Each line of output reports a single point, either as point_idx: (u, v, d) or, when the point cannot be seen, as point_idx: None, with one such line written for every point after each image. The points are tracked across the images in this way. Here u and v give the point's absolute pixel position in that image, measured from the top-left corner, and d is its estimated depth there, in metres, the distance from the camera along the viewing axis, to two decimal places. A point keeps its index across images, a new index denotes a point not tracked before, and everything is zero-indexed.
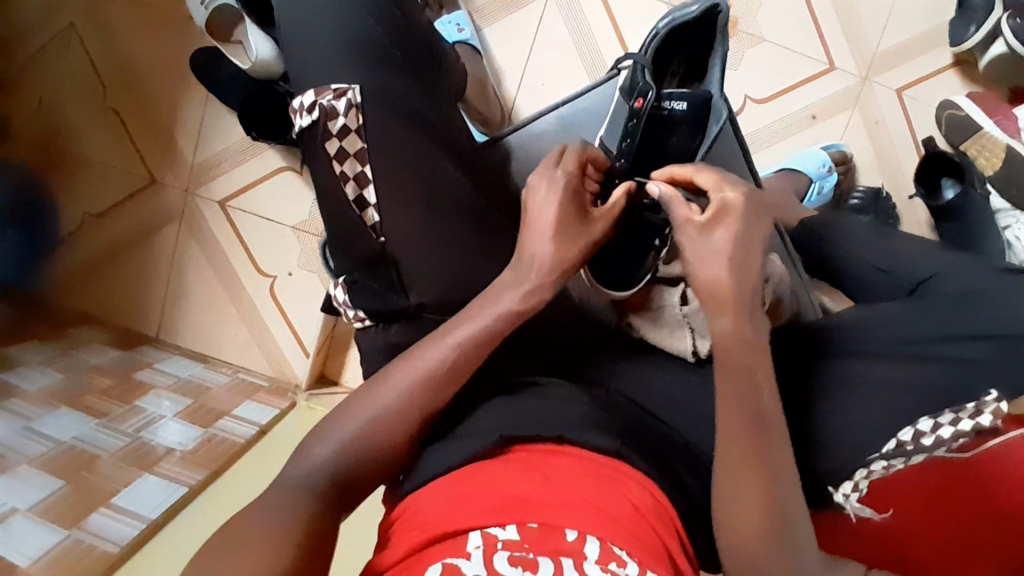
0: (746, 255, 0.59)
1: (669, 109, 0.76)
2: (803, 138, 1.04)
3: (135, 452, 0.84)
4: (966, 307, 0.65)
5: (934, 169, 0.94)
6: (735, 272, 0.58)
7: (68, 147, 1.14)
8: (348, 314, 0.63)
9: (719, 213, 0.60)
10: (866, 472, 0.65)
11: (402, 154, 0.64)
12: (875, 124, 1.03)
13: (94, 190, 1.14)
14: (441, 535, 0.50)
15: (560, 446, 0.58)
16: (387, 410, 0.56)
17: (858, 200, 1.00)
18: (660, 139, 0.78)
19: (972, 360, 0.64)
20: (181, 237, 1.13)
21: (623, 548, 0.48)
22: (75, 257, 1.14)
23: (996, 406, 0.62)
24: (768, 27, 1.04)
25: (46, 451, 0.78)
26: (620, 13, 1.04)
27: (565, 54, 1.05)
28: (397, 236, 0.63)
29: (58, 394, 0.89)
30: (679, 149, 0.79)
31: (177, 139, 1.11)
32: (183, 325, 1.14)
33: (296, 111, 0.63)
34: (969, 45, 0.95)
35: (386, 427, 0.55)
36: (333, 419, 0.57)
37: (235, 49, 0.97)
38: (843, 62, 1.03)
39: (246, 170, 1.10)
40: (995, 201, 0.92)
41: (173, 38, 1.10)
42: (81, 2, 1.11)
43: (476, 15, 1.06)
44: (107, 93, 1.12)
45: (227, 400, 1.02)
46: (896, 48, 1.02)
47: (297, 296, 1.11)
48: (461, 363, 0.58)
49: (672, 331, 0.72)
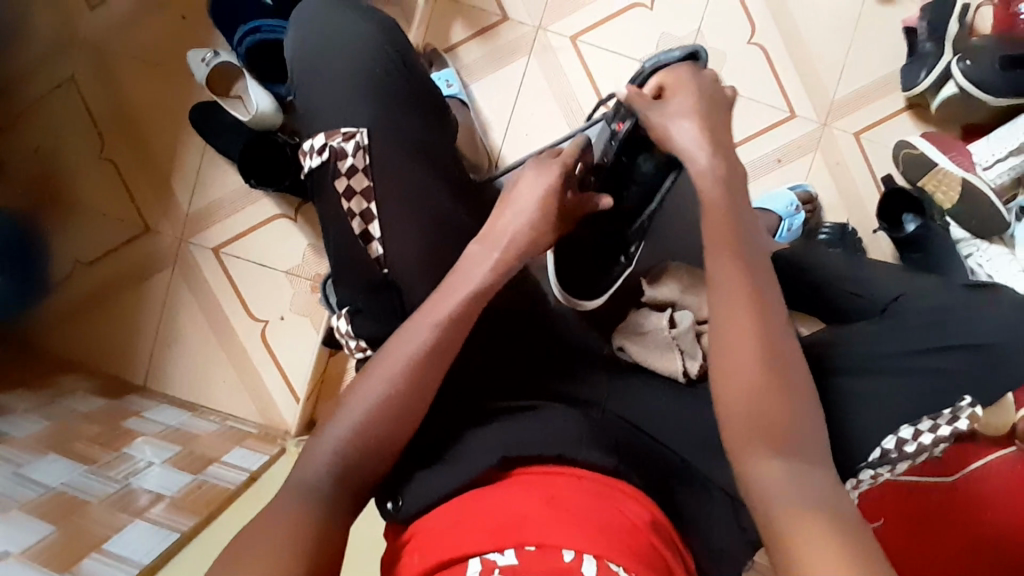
0: (711, 119, 0.65)
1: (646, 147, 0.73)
2: (773, 179, 1.11)
3: (125, 498, 0.83)
4: (945, 321, 0.70)
5: (896, 206, 1.00)
6: (713, 150, 0.64)
7: (63, 200, 1.16)
8: (350, 344, 0.67)
9: (668, 88, 0.68)
10: (856, 480, 0.68)
11: (402, 189, 0.67)
12: (836, 164, 1.10)
13: (85, 238, 1.15)
14: (445, 563, 0.52)
15: (562, 466, 0.60)
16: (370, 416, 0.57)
17: (827, 233, 1.06)
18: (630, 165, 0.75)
19: (950, 373, 0.68)
20: (172, 285, 1.14)
21: (619, 565, 0.50)
22: (63, 306, 1.14)
23: (971, 411, 0.67)
24: (733, 79, 1.12)
25: (36, 496, 0.78)
26: (597, 68, 1.12)
27: (547, 106, 1.12)
28: (398, 267, 0.66)
29: (46, 440, 0.89)
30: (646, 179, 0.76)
31: (172, 189, 1.14)
32: (171, 373, 1.13)
33: (306, 153, 0.68)
34: (921, 88, 1.04)
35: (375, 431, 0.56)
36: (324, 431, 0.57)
37: (234, 102, 1.02)
38: (804, 109, 1.11)
39: (242, 218, 1.12)
40: (956, 232, 1.01)
41: (172, 94, 1.14)
42: (81, 58, 1.16)
43: (463, 72, 1.13)
44: (104, 146, 1.15)
45: (216, 447, 1.01)
46: (850, 96, 1.11)
47: (288, 340, 1.12)
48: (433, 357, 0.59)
49: (661, 351, 0.73)
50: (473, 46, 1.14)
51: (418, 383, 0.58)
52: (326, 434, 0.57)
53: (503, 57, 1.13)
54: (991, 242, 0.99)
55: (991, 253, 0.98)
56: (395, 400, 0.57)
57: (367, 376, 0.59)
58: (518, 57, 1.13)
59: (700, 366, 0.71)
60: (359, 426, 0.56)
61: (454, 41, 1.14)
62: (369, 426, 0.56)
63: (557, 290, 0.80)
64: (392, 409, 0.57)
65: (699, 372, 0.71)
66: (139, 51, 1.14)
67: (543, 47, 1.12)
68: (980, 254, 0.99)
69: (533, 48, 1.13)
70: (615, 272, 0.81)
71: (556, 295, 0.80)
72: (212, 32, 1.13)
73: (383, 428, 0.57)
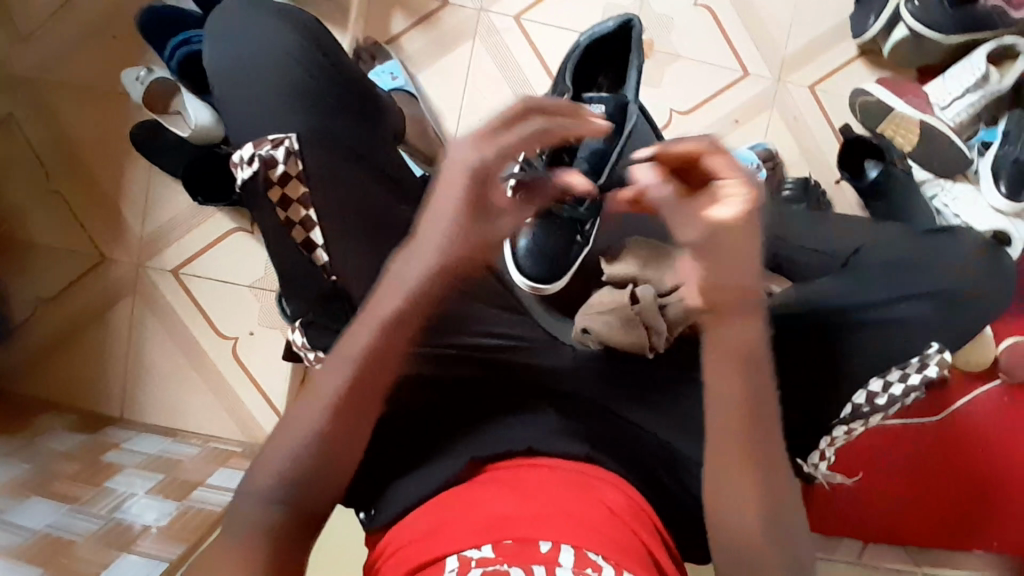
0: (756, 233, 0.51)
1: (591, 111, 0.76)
2: (732, 140, 1.10)
3: (113, 534, 0.80)
4: (901, 270, 0.71)
5: (857, 153, 0.99)
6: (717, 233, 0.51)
7: (13, 238, 1.13)
8: (308, 356, 0.66)
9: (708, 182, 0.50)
10: (830, 439, 0.68)
11: (342, 198, 0.66)
12: (794, 119, 1.09)
13: (42, 274, 1.12)
14: (423, 566, 0.50)
15: (531, 457, 0.61)
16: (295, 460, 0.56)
17: (790, 190, 1.04)
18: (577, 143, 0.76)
19: (912, 321, 0.69)
20: (137, 312, 1.12)
21: (599, 553, 0.49)
22: (27, 346, 1.12)
23: (939, 358, 0.68)
24: (682, 44, 1.10)
25: (21, 540, 0.75)
26: (543, 46, 1.09)
27: (497, 89, 1.10)
28: (347, 275, 0.65)
29: (24, 484, 0.86)
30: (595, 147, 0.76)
31: (125, 214, 1.12)
32: (147, 401, 1.12)
33: (237, 164, 0.65)
34: (871, 34, 1.03)
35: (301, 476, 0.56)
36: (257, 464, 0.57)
37: (174, 119, 0.99)
38: (756, 67, 1.10)
39: (199, 236, 1.11)
40: (920, 173, 1.00)
41: (112, 118, 1.11)
42: (13, 90, 1.12)
43: (409, 62, 1.10)
44: (49, 177, 1.12)
45: (200, 470, 0.98)
46: (802, 49, 1.09)
47: (260, 355, 1.11)
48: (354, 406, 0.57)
49: (627, 327, 0.67)
50: (416, 35, 1.11)
51: (347, 428, 0.58)
52: (274, 456, 0.56)
53: (447, 43, 1.10)
54: (954, 180, 0.99)
55: (956, 191, 0.98)
56: (328, 426, 0.57)
57: (303, 403, 0.58)
58: (462, 42, 1.10)
59: (666, 339, 0.67)
60: (301, 464, 0.56)
61: (395, 32, 1.11)
62: (309, 463, 0.56)
63: (520, 280, 0.79)
64: (325, 435, 0.57)
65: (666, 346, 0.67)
66: (71, 77, 1.11)
67: (486, 29, 1.10)
68: (945, 193, 0.98)
69: (477, 32, 1.10)
70: (573, 256, 0.79)
71: (520, 285, 0.79)
72: (146, 51, 1.10)
73: (327, 456, 0.57)
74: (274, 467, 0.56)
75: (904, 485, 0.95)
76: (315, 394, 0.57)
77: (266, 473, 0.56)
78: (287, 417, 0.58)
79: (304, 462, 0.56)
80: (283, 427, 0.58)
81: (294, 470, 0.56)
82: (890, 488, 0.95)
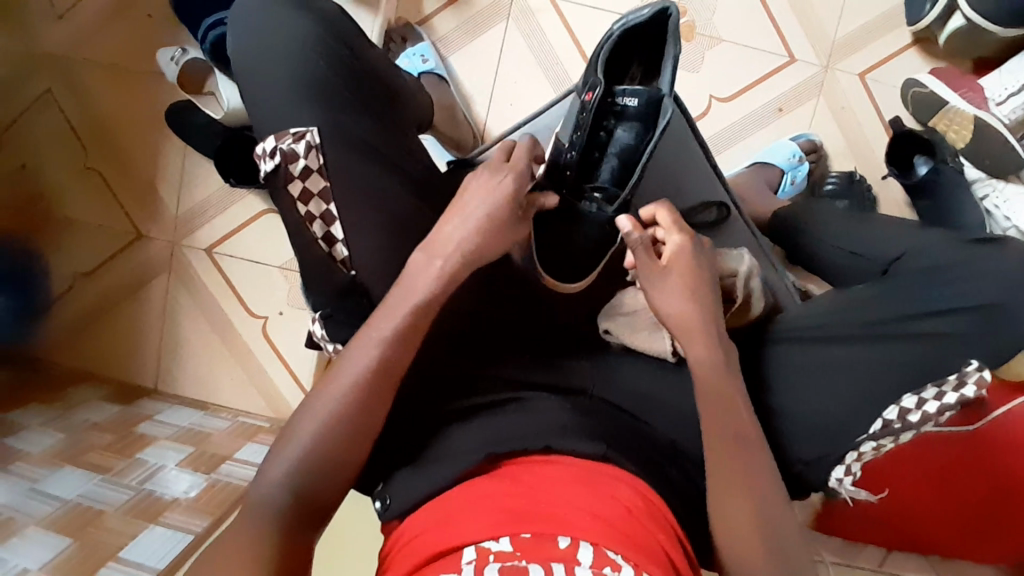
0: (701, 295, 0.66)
1: (623, 105, 0.73)
2: (772, 131, 1.06)
3: (141, 503, 0.82)
4: (941, 279, 0.67)
5: (905, 149, 0.95)
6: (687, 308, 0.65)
7: (53, 211, 1.16)
8: (328, 348, 0.67)
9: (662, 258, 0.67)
10: (857, 454, 0.66)
11: (364, 190, 0.66)
12: (840, 109, 1.04)
13: (79, 250, 1.16)
14: (436, 556, 0.50)
15: (549, 455, 0.59)
16: (310, 450, 0.55)
17: (833, 184, 1.01)
18: (608, 139, 0.74)
19: (950, 333, 0.66)
20: (170, 289, 1.15)
21: (617, 551, 0.48)
22: (67, 318, 1.16)
23: (978, 376, 0.65)
24: (725, 27, 1.05)
25: (53, 510, 0.78)
26: (578, 28, 1.06)
27: (530, 73, 1.07)
28: (367, 269, 0.65)
29: (60, 454, 0.89)
30: (625, 143, 0.74)
31: (160, 193, 1.14)
32: (179, 375, 1.15)
33: (260, 156, 0.65)
34: (926, 23, 0.96)
35: (314, 466, 0.55)
36: (275, 452, 0.56)
37: (208, 99, 1.03)
38: (803, 53, 1.04)
39: (230, 217, 1.13)
40: (971, 172, 0.95)
41: (149, 97, 1.13)
42: (54, 67, 1.14)
43: (440, 43, 1.09)
44: (88, 155, 1.15)
45: (228, 445, 1.01)
46: (853, 34, 1.03)
47: (288, 337, 1.13)
48: (371, 399, 0.57)
49: (652, 330, 0.71)
50: (448, 16, 1.09)
51: (366, 419, 0.57)
52: (276, 463, 0.56)
53: (479, 25, 1.08)
54: (1008, 180, 0.93)
55: (1009, 193, 0.92)
56: (337, 429, 0.56)
57: (300, 414, 0.57)
58: (495, 24, 1.07)
59: None
60: (315, 453, 0.55)
61: (427, 12, 1.09)
62: (323, 455, 0.56)
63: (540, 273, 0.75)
64: (334, 438, 0.56)
65: (689, 351, 0.70)
66: (111, 55, 1.13)
67: (520, 10, 1.07)
68: (997, 194, 0.93)
69: (510, 12, 1.07)
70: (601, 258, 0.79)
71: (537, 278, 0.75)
72: (179, 30, 1.11)
73: (337, 457, 0.56)
74: (275, 473, 0.55)
75: (932, 497, 0.90)
76: (334, 383, 0.57)
77: (264, 484, 0.55)
78: (304, 408, 0.57)
79: (310, 465, 0.55)
80: (281, 440, 0.57)
81: (303, 471, 0.55)
82: (916, 498, 0.91)
